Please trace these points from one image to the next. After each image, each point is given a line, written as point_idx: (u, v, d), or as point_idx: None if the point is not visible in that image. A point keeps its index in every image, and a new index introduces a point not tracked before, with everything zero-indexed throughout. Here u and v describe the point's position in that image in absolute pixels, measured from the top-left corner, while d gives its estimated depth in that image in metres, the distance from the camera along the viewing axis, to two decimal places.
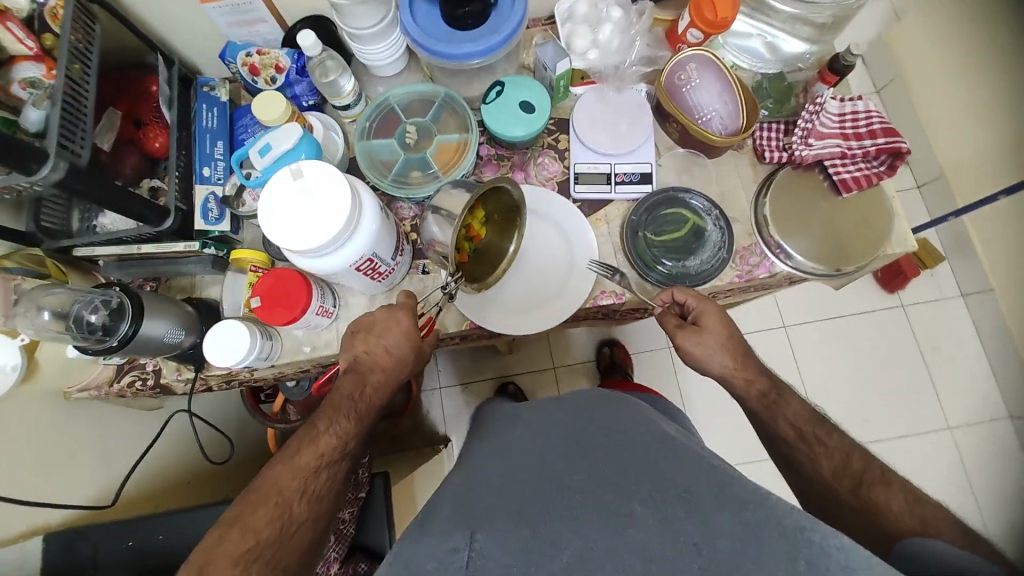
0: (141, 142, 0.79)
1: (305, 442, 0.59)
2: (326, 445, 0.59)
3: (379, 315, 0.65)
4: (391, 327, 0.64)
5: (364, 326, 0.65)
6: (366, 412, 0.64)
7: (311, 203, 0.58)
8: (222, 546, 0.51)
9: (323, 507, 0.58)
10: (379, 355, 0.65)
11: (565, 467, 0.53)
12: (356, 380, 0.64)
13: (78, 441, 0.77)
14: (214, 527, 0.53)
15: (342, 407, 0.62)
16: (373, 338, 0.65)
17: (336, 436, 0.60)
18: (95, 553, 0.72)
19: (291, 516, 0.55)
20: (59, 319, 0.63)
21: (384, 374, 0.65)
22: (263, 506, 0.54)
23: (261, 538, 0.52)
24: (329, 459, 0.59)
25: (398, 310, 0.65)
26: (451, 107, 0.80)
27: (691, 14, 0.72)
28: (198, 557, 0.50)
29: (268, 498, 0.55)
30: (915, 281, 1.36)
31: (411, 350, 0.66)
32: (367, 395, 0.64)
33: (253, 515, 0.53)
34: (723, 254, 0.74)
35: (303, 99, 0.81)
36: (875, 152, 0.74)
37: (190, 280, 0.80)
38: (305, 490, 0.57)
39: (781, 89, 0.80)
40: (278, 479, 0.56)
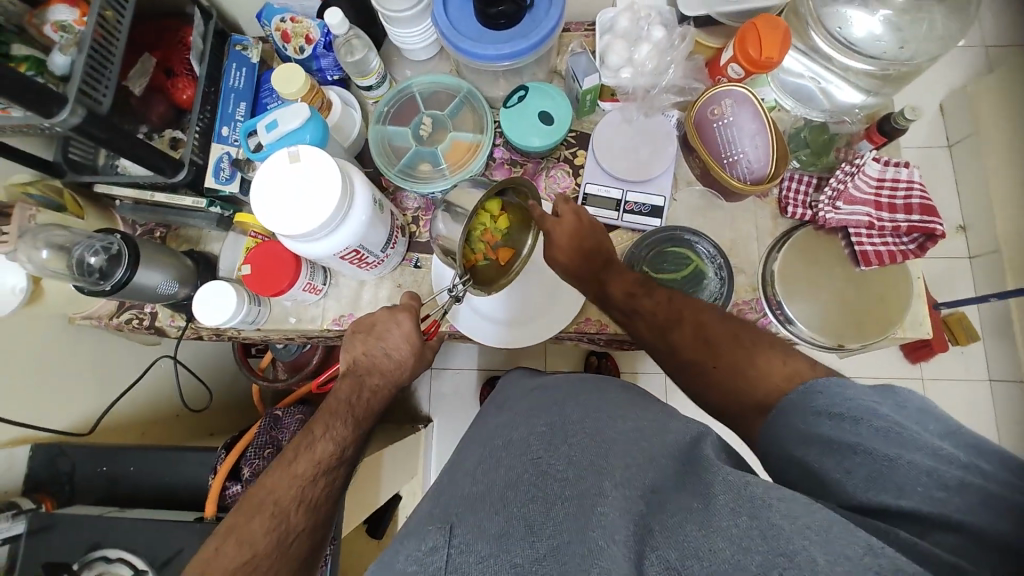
0: (169, 91, 0.79)
1: (302, 448, 0.59)
2: (323, 452, 0.59)
3: (381, 315, 0.68)
4: (392, 328, 0.67)
5: (365, 327, 0.68)
6: (366, 415, 0.64)
7: (306, 188, 0.58)
8: (218, 560, 0.52)
9: (321, 515, 0.58)
10: (378, 357, 0.66)
11: (542, 449, 0.49)
12: (355, 383, 0.65)
13: (77, 366, 0.81)
14: (211, 536, 0.55)
15: (340, 411, 0.62)
16: (373, 338, 0.67)
17: (333, 442, 0.60)
18: (72, 471, 0.78)
19: (287, 525, 0.55)
20: (56, 256, 0.66)
21: (383, 376, 0.66)
22: (259, 515, 0.55)
23: (257, 550, 0.53)
24: (327, 467, 0.59)
25: (400, 311, 0.67)
26: (472, 103, 0.78)
27: (735, 47, 0.67)
28: (196, 569, 0.51)
29: (265, 508, 0.55)
30: (942, 355, 1.26)
31: (411, 352, 0.67)
32: (366, 396, 0.65)
33: (249, 526, 0.54)
34: (718, 306, 0.71)
35: (328, 74, 0.81)
36: (907, 229, 0.69)
37: (196, 233, 0.83)
38: (304, 499, 0.57)
39: (820, 141, 0.74)
40: (274, 488, 0.56)
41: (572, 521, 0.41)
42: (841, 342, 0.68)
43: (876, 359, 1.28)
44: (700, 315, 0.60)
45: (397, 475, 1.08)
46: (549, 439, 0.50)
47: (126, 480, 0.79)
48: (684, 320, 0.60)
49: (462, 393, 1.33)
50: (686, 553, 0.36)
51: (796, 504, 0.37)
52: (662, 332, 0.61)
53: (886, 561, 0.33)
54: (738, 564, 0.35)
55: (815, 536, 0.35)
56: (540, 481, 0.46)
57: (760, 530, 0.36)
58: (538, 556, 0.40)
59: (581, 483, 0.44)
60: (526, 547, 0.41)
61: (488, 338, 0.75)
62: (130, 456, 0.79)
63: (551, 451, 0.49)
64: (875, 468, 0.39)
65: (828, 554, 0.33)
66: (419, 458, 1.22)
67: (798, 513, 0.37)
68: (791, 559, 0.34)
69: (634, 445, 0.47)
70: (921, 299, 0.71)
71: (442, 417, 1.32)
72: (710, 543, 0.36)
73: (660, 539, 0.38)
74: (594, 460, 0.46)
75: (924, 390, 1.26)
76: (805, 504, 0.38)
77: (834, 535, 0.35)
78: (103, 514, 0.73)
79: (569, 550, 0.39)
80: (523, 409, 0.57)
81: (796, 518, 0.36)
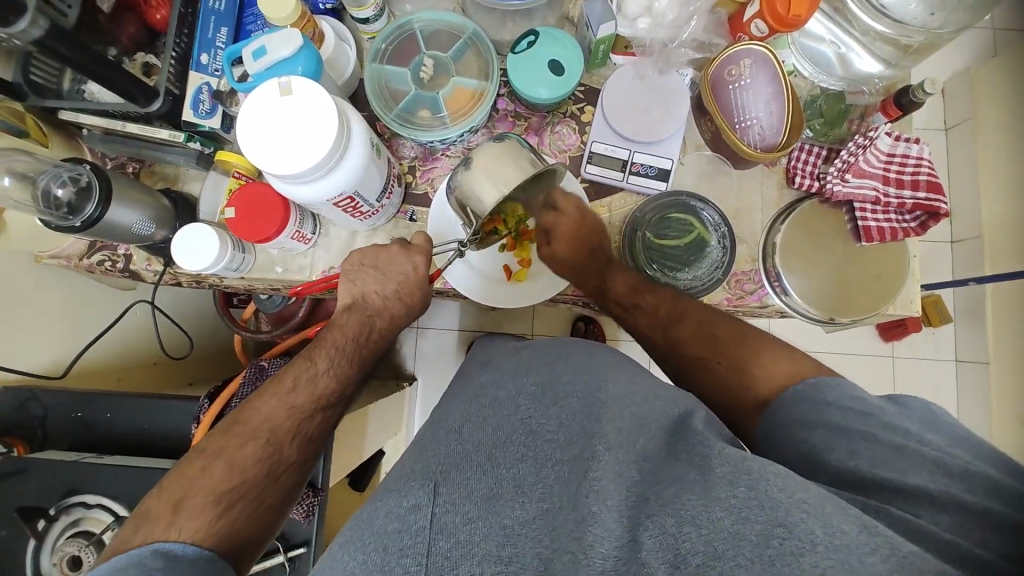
0: (142, 10, 0.72)
1: (302, 380, 0.59)
2: (323, 387, 0.60)
3: (394, 254, 0.65)
4: (404, 270, 0.65)
5: (372, 261, 0.65)
6: (368, 356, 0.65)
7: (296, 120, 0.53)
8: (203, 480, 0.50)
9: (313, 450, 0.58)
10: (387, 299, 0.65)
11: (532, 407, 0.48)
12: (362, 322, 0.65)
13: (48, 308, 0.77)
14: (195, 455, 0.53)
15: (343, 347, 0.63)
16: (381, 275, 0.65)
17: (334, 379, 0.61)
18: (45, 416, 0.75)
19: (280, 457, 0.55)
20: (21, 184, 0.61)
21: (390, 321, 0.66)
22: (253, 441, 0.54)
23: (247, 477, 0.52)
24: (325, 403, 0.60)
25: (415, 253, 0.65)
26: (477, 46, 0.73)
27: (761, 1, 0.63)
28: (176, 492, 0.49)
29: (258, 435, 0.54)
30: (915, 335, 1.31)
31: (420, 295, 0.66)
32: (373, 338, 0.65)
33: (241, 451, 0.53)
34: (718, 274, 0.70)
35: (319, 1, 0.74)
36: (910, 206, 0.69)
37: (174, 170, 0.78)
38: (299, 432, 0.57)
39: (835, 111, 0.72)
40: (270, 416, 0.56)
41: (564, 489, 0.41)
42: (832, 316, 0.68)
43: (854, 336, 1.32)
44: (705, 313, 0.65)
45: (382, 431, 1.08)
46: (538, 399, 0.49)
47: (103, 427, 0.77)
48: (689, 315, 0.66)
49: (448, 352, 1.32)
50: (681, 521, 0.35)
51: (792, 479, 0.37)
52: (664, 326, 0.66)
53: (883, 540, 0.32)
54: (736, 533, 0.33)
55: (812, 509, 0.34)
56: (529, 441, 0.45)
57: (759, 500, 0.35)
58: (530, 517, 0.40)
59: (572, 447, 0.44)
60: (515, 509, 0.40)
61: (476, 293, 0.72)
62: (105, 403, 0.77)
63: (541, 411, 0.47)
64: (874, 452, 0.43)
65: (825, 527, 0.33)
66: (403, 415, 1.23)
67: (795, 488, 0.36)
68: (791, 529, 0.33)
69: (627, 407, 0.45)
70: (914, 279, 0.72)
71: (427, 375, 1.32)
72: (707, 511, 0.35)
73: (654, 508, 0.37)
74: (585, 426, 0.45)
75: (894, 367, 1.31)
76: (799, 481, 0.37)
77: (830, 511, 0.34)
78: (78, 459, 0.70)
79: (560, 516, 0.39)
80: (513, 369, 0.54)
81: (793, 492, 0.35)
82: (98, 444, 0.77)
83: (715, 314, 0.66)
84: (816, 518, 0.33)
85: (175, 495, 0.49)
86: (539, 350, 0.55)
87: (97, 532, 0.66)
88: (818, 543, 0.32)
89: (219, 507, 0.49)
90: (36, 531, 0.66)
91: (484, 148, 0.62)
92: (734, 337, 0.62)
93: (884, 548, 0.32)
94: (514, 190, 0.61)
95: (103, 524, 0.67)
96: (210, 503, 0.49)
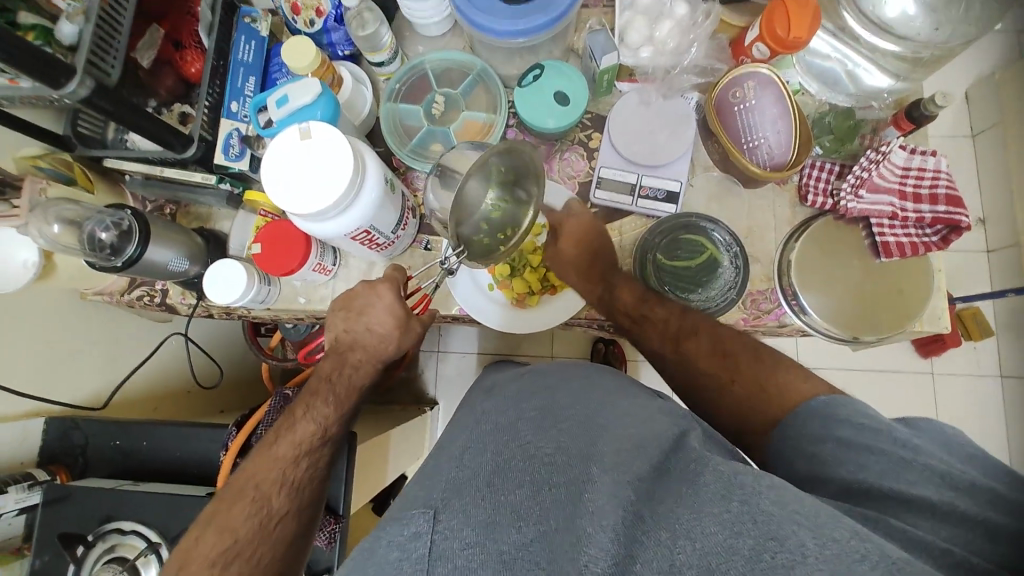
0: (178, 64, 0.78)
1: (284, 432, 0.60)
2: (304, 433, 0.60)
3: (360, 291, 0.64)
4: (373, 303, 0.64)
5: (346, 304, 0.65)
6: (348, 392, 0.64)
7: (315, 164, 0.57)
8: (199, 546, 0.54)
9: (305, 496, 0.59)
10: (359, 335, 0.65)
11: (536, 431, 0.47)
12: (336, 363, 0.65)
13: (90, 341, 0.82)
14: (195, 522, 0.56)
15: (320, 392, 0.63)
16: (350, 314, 0.65)
17: (313, 423, 0.61)
18: (86, 444, 0.79)
19: (270, 509, 0.56)
20: (69, 230, 0.66)
21: (365, 353, 0.65)
22: (241, 501, 0.56)
23: (239, 535, 0.54)
24: (309, 448, 0.60)
25: (379, 284, 0.64)
26: (485, 82, 0.77)
27: (761, 24, 0.65)
28: (180, 557, 0.53)
29: (246, 493, 0.56)
30: (953, 351, 1.24)
31: (395, 324, 0.64)
32: (348, 373, 0.65)
33: (230, 512, 0.55)
34: (732, 294, 0.70)
35: (338, 48, 0.79)
36: (930, 220, 0.68)
37: (206, 210, 0.83)
38: (285, 482, 0.58)
39: (846, 127, 0.71)
40: (255, 472, 0.57)
41: (558, 509, 0.40)
42: (855, 334, 0.67)
43: (886, 351, 1.26)
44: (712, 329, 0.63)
45: (404, 455, 1.09)
46: (538, 424, 0.48)
47: (139, 454, 0.80)
48: (702, 332, 0.63)
49: (468, 376, 1.33)
50: (676, 533, 0.36)
51: (792, 492, 0.37)
52: (678, 343, 0.64)
53: (872, 546, 0.33)
54: (729, 547, 0.34)
55: (806, 521, 0.34)
56: (525, 463, 0.44)
57: (751, 514, 0.35)
58: (524, 542, 0.39)
59: (571, 470, 0.42)
60: (513, 534, 0.39)
61: (489, 319, 0.73)
62: (141, 432, 0.81)
63: (540, 435, 0.46)
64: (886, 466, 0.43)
65: (817, 538, 0.33)
66: (423, 440, 1.24)
67: (787, 500, 0.36)
68: (782, 542, 0.33)
69: (626, 430, 0.45)
70: (942, 294, 0.70)
71: (447, 399, 1.33)
72: (700, 525, 0.36)
73: (650, 524, 0.37)
74: (582, 448, 0.44)
75: (933, 385, 1.25)
76: (796, 493, 0.37)
77: (830, 524, 0.34)
78: (115, 487, 0.73)
79: (557, 537, 0.38)
80: (520, 390, 0.53)
81: (786, 504, 0.36)
82: (133, 472, 0.80)
83: (725, 329, 0.63)
84: (808, 530, 0.34)
85: (176, 566, 0.53)
86: (553, 371, 0.55)
87: (131, 558, 0.68)
88: (808, 555, 0.32)
89: (215, 568, 0.52)
90: (77, 557, 0.69)
91: (463, 155, 0.62)
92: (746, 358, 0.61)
93: (874, 556, 0.32)
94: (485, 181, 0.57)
95: (135, 550, 0.69)
96: (205, 567, 0.52)
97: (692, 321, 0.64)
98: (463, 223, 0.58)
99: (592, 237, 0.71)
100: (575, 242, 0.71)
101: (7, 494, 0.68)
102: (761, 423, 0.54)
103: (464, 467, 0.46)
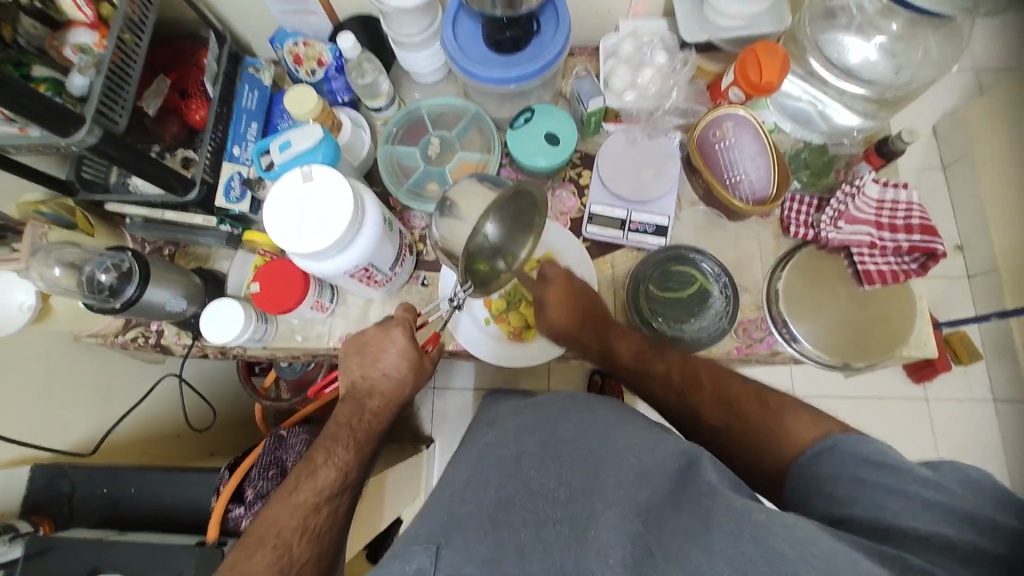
0: (183, 112, 0.80)
1: (304, 476, 0.58)
2: (325, 479, 0.58)
3: (374, 335, 0.65)
4: (387, 348, 0.64)
5: (359, 348, 0.66)
6: (367, 438, 0.63)
7: (319, 206, 0.59)
8: None
9: (326, 543, 0.57)
10: (376, 378, 0.65)
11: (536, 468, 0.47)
12: (354, 407, 0.64)
13: (83, 384, 0.81)
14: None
15: (340, 435, 0.62)
16: (367, 358, 0.65)
17: (334, 467, 0.59)
18: (72, 492, 0.77)
19: (291, 557, 0.54)
20: (69, 274, 0.67)
21: (382, 398, 0.65)
22: (261, 551, 0.53)
23: None
24: (329, 493, 0.58)
25: (394, 327, 0.64)
26: (479, 125, 0.81)
27: (736, 71, 0.69)
28: None
29: (266, 542, 0.54)
30: (945, 375, 1.26)
31: (412, 366, 0.65)
32: (367, 418, 0.64)
33: (250, 563, 0.52)
34: (724, 323, 0.72)
35: (338, 96, 0.83)
36: (908, 248, 0.70)
37: (205, 250, 0.84)
38: (306, 528, 0.56)
39: (820, 162, 0.76)
40: (275, 519, 0.56)
41: (561, 549, 0.40)
42: (845, 360, 0.69)
43: (878, 376, 1.28)
44: (716, 375, 0.62)
45: (400, 495, 1.06)
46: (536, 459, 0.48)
47: (127, 502, 0.78)
48: (701, 377, 0.62)
49: (465, 411, 1.31)
50: None
51: (796, 530, 0.36)
52: (680, 395, 0.62)
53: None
54: None
55: (816, 562, 0.33)
56: (527, 502, 0.44)
57: (764, 557, 0.35)
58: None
59: (571, 505, 0.43)
60: (518, 573, 0.39)
61: (486, 352, 0.74)
62: (129, 478, 0.79)
63: (543, 469, 0.45)
64: None
65: None
66: (420, 480, 1.21)
67: (798, 538, 0.35)
68: None
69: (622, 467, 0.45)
70: (925, 320, 0.72)
71: (444, 435, 1.31)
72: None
73: (660, 563, 0.37)
74: (585, 483, 0.44)
75: (929, 410, 1.25)
76: (802, 530, 0.36)
77: (834, 561, 0.34)
78: (102, 537, 0.71)
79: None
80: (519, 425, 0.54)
81: (795, 546, 0.35)
82: (119, 520, 0.78)
83: (727, 373, 0.62)
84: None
85: None
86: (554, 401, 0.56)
87: None
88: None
89: None
90: None
91: (463, 186, 0.61)
92: (752, 395, 0.59)
93: None
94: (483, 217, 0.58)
95: None
96: None
97: (694, 370, 0.63)
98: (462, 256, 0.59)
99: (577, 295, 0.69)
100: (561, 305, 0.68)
101: None
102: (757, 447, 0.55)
103: (463, 502, 0.46)
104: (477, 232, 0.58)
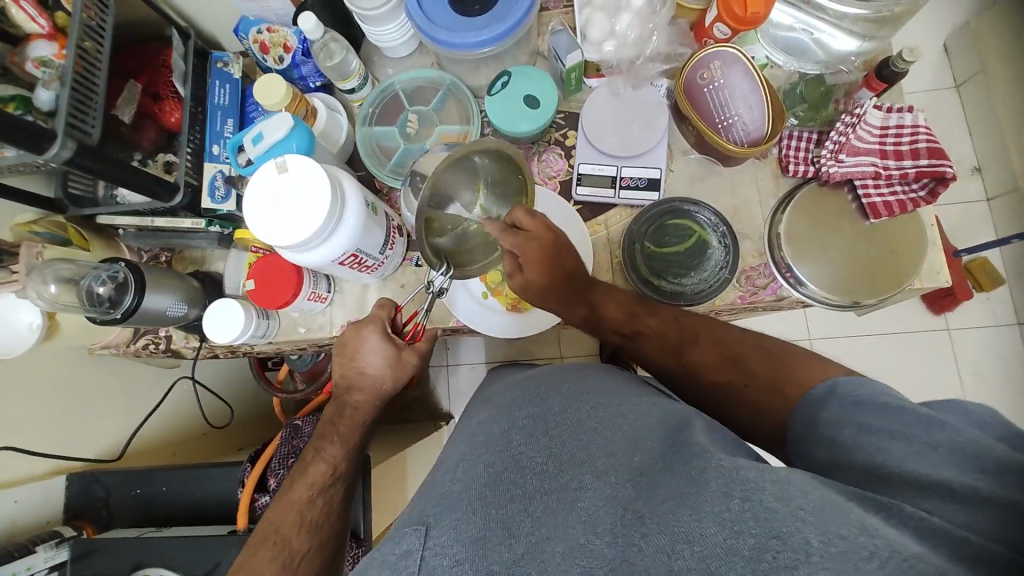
0: (158, 116, 0.79)
1: (298, 475, 0.61)
2: (316, 473, 0.61)
3: (347, 334, 0.64)
4: (361, 345, 0.64)
5: (337, 349, 0.65)
6: (353, 432, 0.64)
7: (297, 197, 0.58)
8: None
9: (326, 532, 0.59)
10: (354, 376, 0.64)
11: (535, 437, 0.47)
12: (338, 405, 0.65)
13: (104, 394, 0.84)
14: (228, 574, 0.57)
15: (327, 433, 0.64)
16: (343, 358, 0.65)
17: (324, 462, 0.62)
18: (108, 496, 0.81)
19: (292, 549, 0.56)
20: (67, 289, 0.68)
21: (362, 393, 0.64)
22: (264, 546, 0.56)
23: None
24: (322, 486, 0.61)
25: (364, 325, 0.64)
26: (456, 95, 0.78)
27: (717, 5, 0.65)
28: None
29: (268, 538, 0.57)
30: (966, 304, 1.22)
31: (388, 359, 0.63)
32: (351, 414, 0.65)
33: (256, 559, 0.55)
34: (724, 274, 0.70)
35: (309, 80, 0.81)
36: (915, 175, 0.67)
37: (201, 253, 0.84)
38: (304, 521, 0.58)
39: (817, 95, 0.72)
40: (275, 517, 0.58)
41: (549, 518, 0.40)
42: (856, 299, 0.66)
43: (896, 312, 1.24)
44: (712, 331, 0.63)
45: (423, 471, 1.09)
46: (539, 431, 0.48)
47: (160, 500, 0.82)
48: (699, 338, 0.63)
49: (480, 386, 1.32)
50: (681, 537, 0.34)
51: (794, 486, 0.35)
52: (679, 353, 0.63)
53: (881, 541, 0.31)
54: (730, 549, 0.33)
55: (809, 517, 0.33)
56: (529, 475, 0.44)
57: (753, 511, 0.34)
58: (514, 558, 0.38)
59: (560, 476, 0.43)
60: (503, 550, 0.39)
61: (490, 326, 0.74)
62: (158, 478, 0.82)
63: (540, 443, 0.46)
64: None
65: (822, 535, 0.31)
66: None
67: (796, 496, 0.34)
68: (787, 540, 0.32)
69: (620, 432, 0.45)
70: (937, 248, 0.69)
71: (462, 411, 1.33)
72: (700, 526, 0.35)
73: (648, 526, 0.36)
74: (583, 454, 0.44)
75: (950, 341, 1.22)
76: (803, 485, 0.35)
77: (830, 516, 0.33)
78: (140, 535, 0.75)
79: (547, 547, 0.38)
80: (520, 397, 0.54)
81: (792, 499, 0.34)
82: (156, 517, 0.82)
83: (727, 329, 0.63)
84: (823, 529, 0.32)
85: None
86: (562, 371, 0.56)
87: None
88: (812, 553, 0.31)
89: None
90: None
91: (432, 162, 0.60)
92: (756, 349, 0.59)
93: (883, 553, 0.30)
94: (454, 181, 0.56)
95: None
96: None
97: (690, 326, 0.64)
98: (432, 229, 0.55)
99: (554, 257, 0.65)
100: (542, 265, 0.65)
101: (35, 554, 0.70)
102: (764, 395, 0.55)
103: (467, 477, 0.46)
104: (444, 207, 0.56)
